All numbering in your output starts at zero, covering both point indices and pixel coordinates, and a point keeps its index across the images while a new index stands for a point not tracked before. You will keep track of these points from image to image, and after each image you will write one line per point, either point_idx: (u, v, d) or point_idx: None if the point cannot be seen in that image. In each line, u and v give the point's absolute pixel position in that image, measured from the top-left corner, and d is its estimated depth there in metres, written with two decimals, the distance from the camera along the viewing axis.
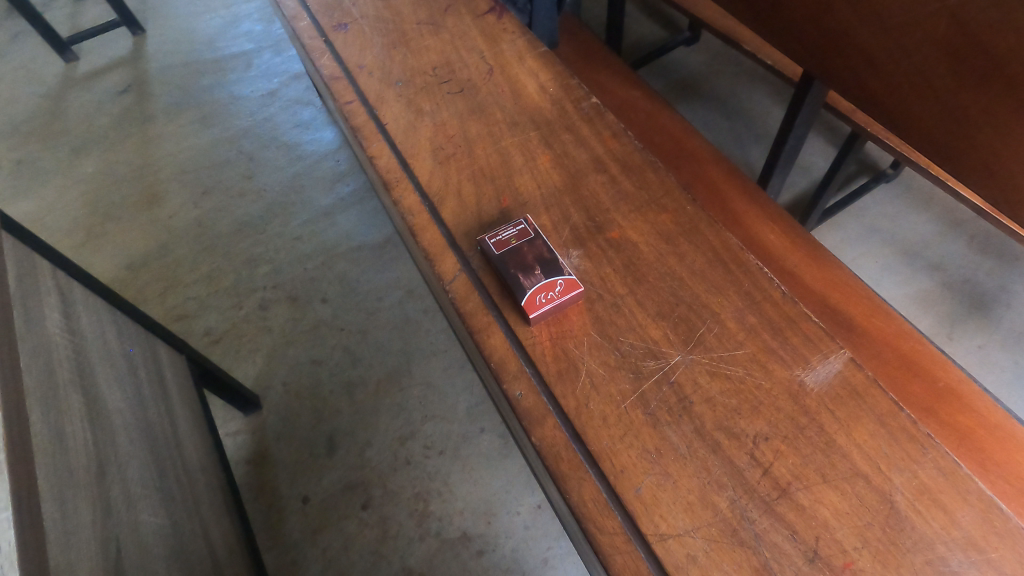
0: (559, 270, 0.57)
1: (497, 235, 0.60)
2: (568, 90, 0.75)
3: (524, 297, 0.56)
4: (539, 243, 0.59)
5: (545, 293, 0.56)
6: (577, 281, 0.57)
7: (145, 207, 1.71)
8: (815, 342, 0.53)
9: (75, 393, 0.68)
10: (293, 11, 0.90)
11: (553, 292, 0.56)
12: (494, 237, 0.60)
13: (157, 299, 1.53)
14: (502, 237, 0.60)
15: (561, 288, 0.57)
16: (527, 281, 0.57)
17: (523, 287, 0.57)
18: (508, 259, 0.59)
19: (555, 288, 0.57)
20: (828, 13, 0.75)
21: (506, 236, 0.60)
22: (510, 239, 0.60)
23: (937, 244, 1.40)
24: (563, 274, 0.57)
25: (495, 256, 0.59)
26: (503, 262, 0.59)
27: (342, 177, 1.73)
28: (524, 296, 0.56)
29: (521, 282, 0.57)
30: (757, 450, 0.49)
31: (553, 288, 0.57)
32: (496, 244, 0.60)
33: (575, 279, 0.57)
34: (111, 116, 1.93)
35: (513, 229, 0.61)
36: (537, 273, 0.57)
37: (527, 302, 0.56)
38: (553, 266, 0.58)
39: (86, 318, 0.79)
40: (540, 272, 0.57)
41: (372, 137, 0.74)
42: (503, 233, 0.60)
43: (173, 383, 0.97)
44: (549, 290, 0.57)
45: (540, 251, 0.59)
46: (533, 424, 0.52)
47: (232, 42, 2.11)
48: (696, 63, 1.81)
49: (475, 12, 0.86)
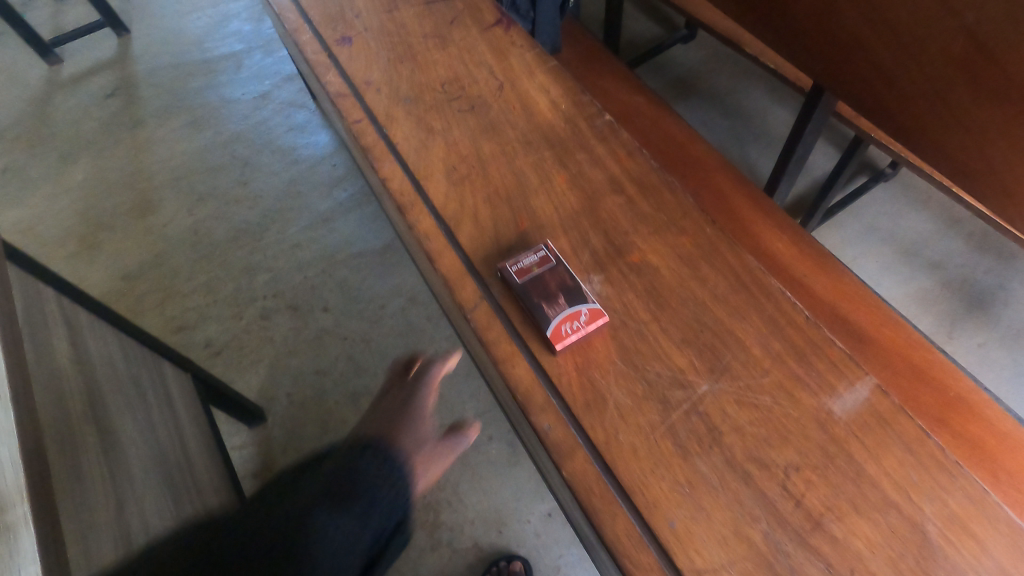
0: (582, 299, 0.57)
1: (518, 262, 0.60)
2: (580, 107, 0.74)
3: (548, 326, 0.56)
4: (561, 271, 0.59)
5: (568, 322, 0.56)
6: (601, 309, 0.57)
7: (138, 215, 1.68)
8: (841, 367, 0.54)
9: (88, 425, 0.66)
10: (294, 24, 0.88)
11: (577, 321, 0.56)
12: (515, 263, 0.60)
13: (155, 311, 1.51)
14: (522, 264, 0.60)
15: (585, 317, 0.57)
16: (550, 310, 0.57)
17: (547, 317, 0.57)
18: (531, 288, 0.58)
19: (579, 317, 0.57)
20: (840, 27, 0.74)
21: (526, 263, 0.60)
22: (531, 266, 0.60)
23: (935, 242, 1.41)
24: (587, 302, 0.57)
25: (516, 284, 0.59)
26: (525, 290, 0.58)
27: (339, 181, 1.71)
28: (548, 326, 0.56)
29: (545, 312, 0.57)
30: (789, 481, 0.49)
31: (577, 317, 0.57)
32: (517, 271, 0.59)
33: (599, 307, 0.57)
34: (99, 121, 1.88)
35: (534, 256, 0.60)
36: (560, 302, 0.57)
37: (552, 332, 0.56)
38: (576, 295, 0.58)
39: (93, 345, 0.78)
40: (563, 301, 0.57)
41: (383, 158, 0.72)
42: (523, 260, 0.60)
43: (181, 403, 0.96)
44: (573, 320, 0.57)
45: (562, 279, 0.59)
46: (564, 457, 0.52)
47: (221, 42, 2.06)
48: (693, 60, 1.80)
49: (481, 24, 0.84)
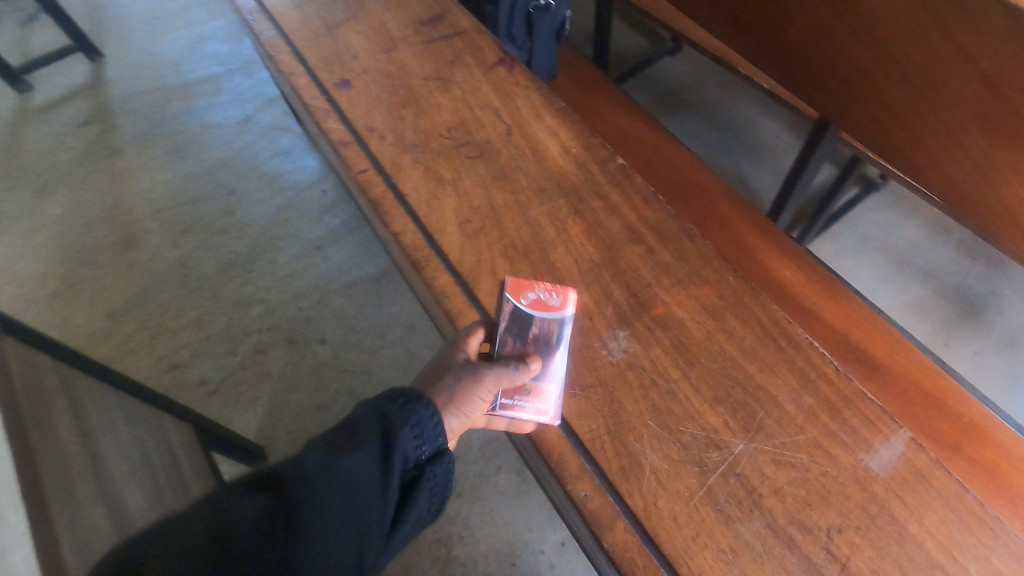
0: (525, 316, 0.60)
1: (518, 398, 0.58)
2: (592, 151, 0.73)
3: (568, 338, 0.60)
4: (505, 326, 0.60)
5: (556, 306, 0.60)
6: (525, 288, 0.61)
7: (122, 249, 1.63)
8: (875, 421, 0.53)
9: (98, 505, 0.64)
10: (289, 67, 0.86)
11: (551, 300, 0.61)
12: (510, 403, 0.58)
13: (144, 349, 1.46)
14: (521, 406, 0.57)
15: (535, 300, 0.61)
16: (552, 348, 0.59)
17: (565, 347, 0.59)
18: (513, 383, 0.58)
19: (539, 308, 0.60)
20: (847, 64, 0.75)
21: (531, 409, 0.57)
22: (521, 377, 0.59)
23: (927, 250, 1.43)
24: (522, 313, 0.60)
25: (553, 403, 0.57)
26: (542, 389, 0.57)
27: (329, 207, 1.68)
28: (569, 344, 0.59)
29: (553, 344, 0.59)
30: (832, 544, 0.49)
31: (539, 305, 0.60)
32: (539, 401, 0.57)
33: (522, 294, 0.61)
34: (74, 151, 1.82)
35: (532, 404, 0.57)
36: (530, 332, 0.60)
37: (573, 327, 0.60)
38: (524, 322, 0.60)
39: (97, 416, 0.75)
40: (533, 329, 0.60)
41: (394, 211, 0.71)
42: (521, 401, 0.57)
43: (187, 462, 0.93)
44: (549, 309, 0.60)
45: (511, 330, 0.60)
46: (603, 528, 0.51)
47: (198, 64, 2.01)
48: (681, 72, 1.80)
49: (484, 63, 0.83)
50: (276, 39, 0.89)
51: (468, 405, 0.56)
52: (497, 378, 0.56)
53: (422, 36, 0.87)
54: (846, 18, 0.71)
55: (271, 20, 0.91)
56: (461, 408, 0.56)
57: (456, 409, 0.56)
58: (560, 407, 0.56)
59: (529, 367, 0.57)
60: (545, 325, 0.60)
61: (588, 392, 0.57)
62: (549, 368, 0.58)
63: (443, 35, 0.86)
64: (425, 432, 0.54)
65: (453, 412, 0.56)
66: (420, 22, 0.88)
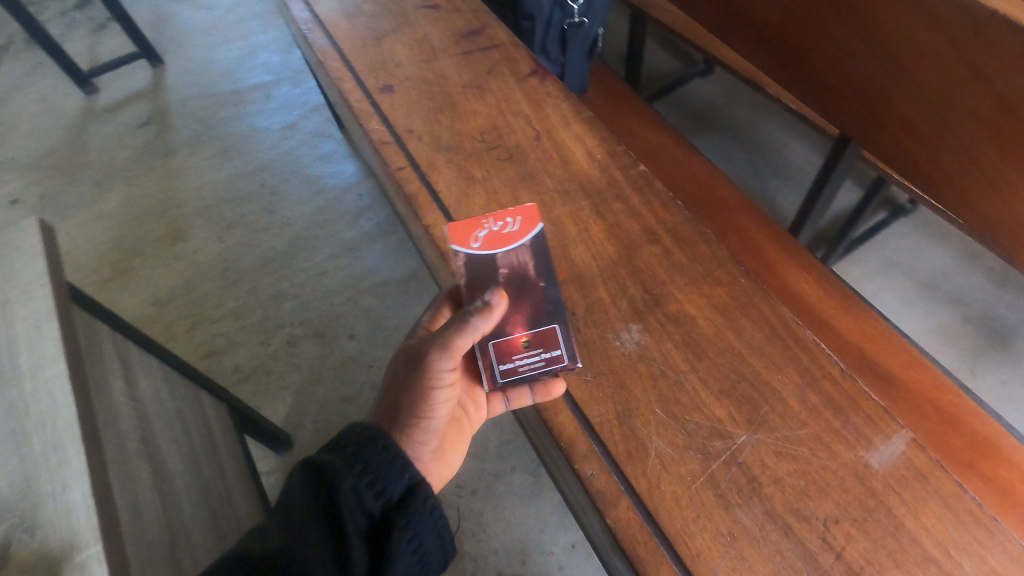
0: (491, 257, 0.66)
1: (527, 357, 0.62)
2: (615, 157, 0.77)
3: (534, 257, 0.67)
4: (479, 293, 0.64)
5: (514, 233, 0.67)
6: (473, 233, 0.67)
7: (169, 242, 1.73)
8: (877, 421, 0.55)
9: (142, 463, 0.70)
10: (338, 72, 0.92)
11: (508, 229, 0.67)
12: (519, 365, 0.62)
13: (184, 336, 1.54)
14: (533, 363, 0.62)
15: (486, 239, 0.66)
16: (527, 275, 0.65)
17: (537, 270, 0.66)
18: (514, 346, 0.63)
19: (499, 241, 0.67)
20: (869, 83, 0.78)
21: (544, 358, 0.62)
22: (520, 334, 0.63)
23: (955, 277, 1.42)
24: (485, 254, 0.66)
25: (557, 341, 0.62)
26: (542, 332, 0.63)
27: (364, 210, 1.75)
28: (537, 262, 0.66)
29: (530, 273, 0.66)
30: (829, 533, 0.51)
31: (497, 238, 0.67)
32: (547, 348, 0.62)
33: (472, 240, 0.66)
34: (133, 149, 1.95)
35: (542, 354, 0.62)
36: (501, 271, 0.66)
37: (535, 243, 0.67)
38: (491, 264, 0.66)
39: (144, 386, 0.82)
40: (503, 268, 0.66)
41: (426, 206, 0.76)
42: (529, 354, 0.62)
43: (220, 438, 0.99)
44: (510, 237, 0.67)
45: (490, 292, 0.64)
46: (607, 505, 0.54)
47: (250, 73, 2.13)
48: (712, 93, 1.84)
49: (517, 74, 0.88)
50: (327, 47, 0.96)
51: (432, 395, 0.59)
52: (443, 348, 0.57)
53: (461, 47, 0.93)
54: (865, 38, 0.75)
55: (324, 30, 0.99)
56: (428, 410, 0.59)
57: (422, 421, 0.59)
58: (565, 344, 0.62)
59: (493, 303, 0.58)
60: (513, 258, 0.66)
61: (599, 379, 0.60)
62: (539, 309, 0.64)
63: (481, 47, 0.92)
64: (383, 479, 0.54)
65: (422, 420, 0.59)
66: (460, 35, 0.94)
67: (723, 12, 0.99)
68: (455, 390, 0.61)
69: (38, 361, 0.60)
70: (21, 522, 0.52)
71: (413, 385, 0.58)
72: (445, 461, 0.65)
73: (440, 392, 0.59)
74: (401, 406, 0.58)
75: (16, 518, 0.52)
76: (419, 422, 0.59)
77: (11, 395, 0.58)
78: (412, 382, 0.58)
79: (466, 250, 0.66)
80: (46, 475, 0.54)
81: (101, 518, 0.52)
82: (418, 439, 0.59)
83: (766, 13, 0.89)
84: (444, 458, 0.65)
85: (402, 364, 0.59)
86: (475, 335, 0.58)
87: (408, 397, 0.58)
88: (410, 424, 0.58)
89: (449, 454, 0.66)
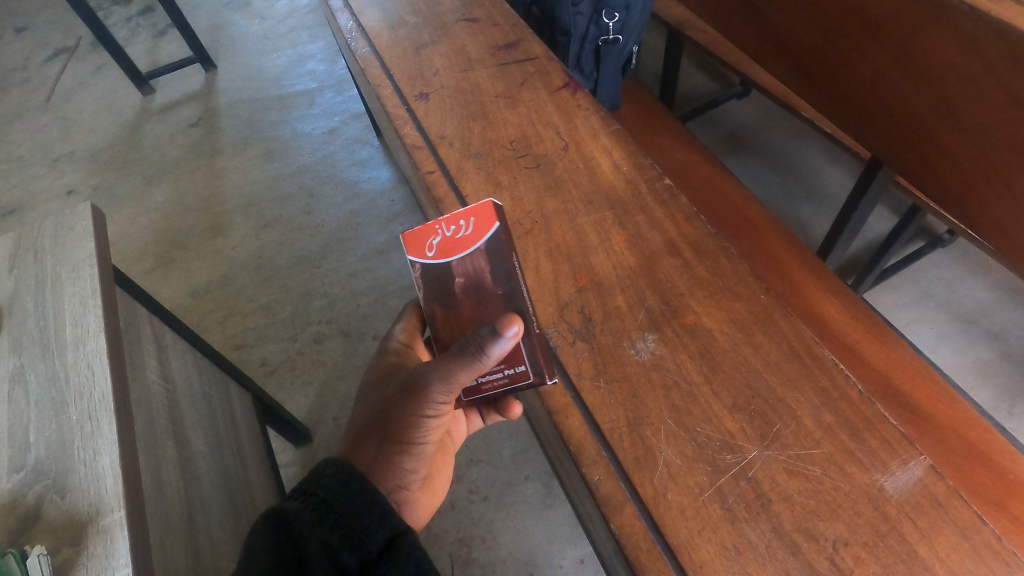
0: (446, 266, 0.59)
1: (488, 374, 0.58)
2: (641, 170, 0.78)
3: (492, 263, 0.58)
4: (438, 307, 0.59)
5: (468, 237, 0.58)
6: (425, 241, 0.59)
7: (210, 237, 1.80)
8: (894, 446, 0.54)
9: (168, 441, 0.73)
10: (378, 79, 0.96)
11: (461, 232, 0.59)
12: (482, 383, 0.58)
13: (217, 327, 1.60)
14: (495, 380, 0.58)
15: (438, 245, 0.59)
16: (484, 284, 0.58)
17: (496, 278, 0.57)
18: None
19: (452, 248, 0.59)
20: (902, 106, 0.78)
21: (508, 374, 0.57)
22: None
23: (996, 311, 1.37)
24: (439, 265, 0.59)
25: (520, 357, 0.57)
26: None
27: (395, 216, 1.79)
28: (496, 269, 0.58)
29: (488, 281, 0.58)
30: (838, 555, 0.50)
31: (451, 245, 0.59)
32: (510, 365, 0.57)
33: (428, 249, 0.59)
34: (182, 147, 2.04)
35: (505, 370, 0.57)
36: (457, 281, 0.58)
37: (493, 246, 0.58)
38: (447, 274, 0.59)
39: (177, 369, 0.86)
40: (459, 277, 0.58)
41: (453, 210, 0.78)
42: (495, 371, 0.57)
43: (243, 425, 1.03)
44: (465, 241, 0.59)
45: (446, 304, 0.59)
46: (612, 510, 0.54)
47: (297, 79, 2.21)
48: (748, 116, 1.83)
49: (550, 86, 0.90)
50: (369, 55, 1.00)
51: (425, 423, 0.58)
52: (444, 379, 0.54)
53: (497, 59, 0.95)
54: (902, 64, 0.75)
55: (367, 39, 1.03)
56: (420, 437, 0.58)
57: (411, 449, 0.58)
58: (531, 360, 0.57)
59: (507, 335, 0.51)
60: (469, 265, 0.58)
61: (612, 386, 0.61)
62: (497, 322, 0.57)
63: (516, 59, 0.95)
64: (357, 531, 0.52)
65: (412, 446, 0.58)
66: (496, 48, 0.97)
67: (758, 33, 0.99)
68: (449, 414, 0.60)
69: (81, 334, 0.64)
70: (53, 485, 0.55)
71: (408, 411, 0.57)
72: (433, 486, 0.66)
73: (434, 419, 0.58)
74: (392, 433, 0.57)
75: (49, 480, 0.55)
76: (409, 448, 0.58)
77: (54, 365, 0.62)
78: (408, 408, 0.56)
79: (421, 261, 0.60)
80: (79, 442, 0.57)
81: (124, 486, 0.55)
82: (406, 467, 0.59)
83: (802, 36, 0.90)
84: (432, 484, 0.66)
85: (398, 390, 0.57)
86: (479, 370, 0.53)
87: (400, 422, 0.57)
88: (399, 451, 0.58)
89: (435, 477, 0.67)
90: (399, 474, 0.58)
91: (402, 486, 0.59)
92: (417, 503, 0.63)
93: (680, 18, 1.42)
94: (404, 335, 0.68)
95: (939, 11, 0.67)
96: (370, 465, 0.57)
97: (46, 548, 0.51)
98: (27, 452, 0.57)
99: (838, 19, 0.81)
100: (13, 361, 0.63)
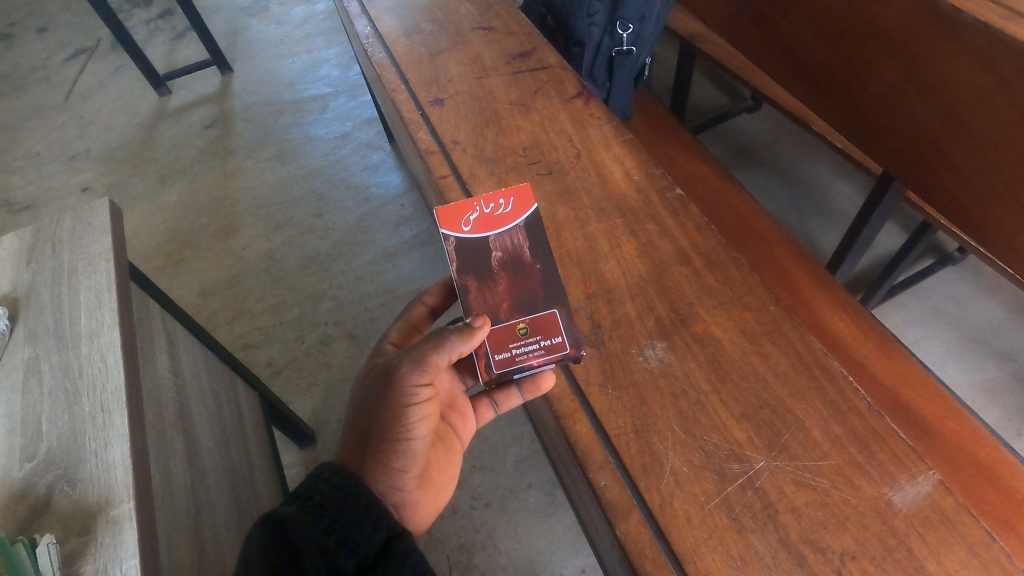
0: (483, 241, 0.63)
1: (524, 346, 0.61)
2: (653, 179, 0.79)
3: (530, 239, 0.63)
4: (470, 279, 0.62)
5: (507, 214, 0.64)
6: (464, 220, 0.63)
7: (221, 237, 1.81)
8: (903, 460, 0.54)
9: (177, 436, 0.74)
10: (393, 85, 0.97)
11: (500, 210, 0.64)
12: (517, 354, 0.60)
13: (225, 326, 1.61)
14: (532, 351, 0.60)
15: (477, 223, 0.63)
16: (523, 258, 0.63)
17: (534, 252, 0.63)
18: (506, 334, 0.61)
19: (490, 224, 0.63)
20: (914, 122, 0.79)
21: (544, 346, 0.61)
22: (517, 321, 0.61)
23: (1005, 332, 1.36)
24: (477, 238, 0.63)
25: (556, 328, 0.61)
26: (540, 318, 0.61)
27: (405, 220, 1.80)
28: (533, 244, 0.63)
29: (525, 256, 0.63)
30: (844, 568, 0.49)
31: (489, 221, 0.63)
32: (546, 336, 0.61)
33: (469, 228, 0.63)
34: (196, 148, 2.07)
35: (541, 341, 0.61)
36: (494, 255, 0.63)
37: (531, 223, 0.64)
38: (483, 248, 0.63)
39: (187, 364, 0.87)
40: (496, 251, 0.63)
41: None
42: (532, 343, 0.61)
43: (249, 422, 1.03)
44: (502, 219, 0.64)
45: (481, 277, 0.62)
46: (618, 516, 0.54)
47: (312, 84, 2.23)
48: (758, 130, 1.83)
49: (564, 95, 0.91)
50: (385, 60, 1.02)
51: (407, 415, 0.58)
52: (416, 364, 0.57)
53: (511, 67, 0.97)
54: (913, 79, 0.75)
55: (384, 45, 1.04)
56: (406, 431, 0.58)
57: (399, 444, 0.58)
58: (566, 331, 0.61)
59: (475, 326, 0.58)
60: (507, 239, 0.63)
61: (620, 392, 0.61)
62: (533, 293, 0.62)
63: (531, 68, 0.96)
64: (353, 532, 0.53)
65: (399, 442, 0.58)
66: (511, 56, 0.98)
67: (771, 47, 1.00)
68: (433, 408, 0.61)
69: (96, 327, 0.64)
70: (64, 475, 0.56)
71: (386, 406, 0.58)
72: (435, 488, 0.65)
73: (415, 411, 0.58)
74: (374, 428, 0.58)
75: (60, 470, 0.56)
76: (396, 445, 0.58)
77: (67, 356, 0.63)
78: (386, 402, 0.58)
79: (457, 235, 0.63)
80: (91, 433, 0.57)
81: (133, 478, 0.55)
82: (397, 464, 0.58)
83: (814, 50, 0.90)
84: (434, 485, 0.65)
85: (373, 385, 0.59)
86: (453, 354, 0.57)
87: (381, 419, 0.58)
88: (387, 449, 0.58)
89: (437, 475, 0.65)
90: (389, 473, 0.58)
91: (393, 485, 0.59)
92: (416, 503, 0.62)
93: (693, 31, 1.43)
94: (398, 337, 0.70)
95: (951, 28, 0.67)
96: (358, 464, 0.58)
97: (56, 537, 0.52)
98: (38, 442, 0.58)
99: (851, 33, 0.81)
100: (28, 352, 0.64)
